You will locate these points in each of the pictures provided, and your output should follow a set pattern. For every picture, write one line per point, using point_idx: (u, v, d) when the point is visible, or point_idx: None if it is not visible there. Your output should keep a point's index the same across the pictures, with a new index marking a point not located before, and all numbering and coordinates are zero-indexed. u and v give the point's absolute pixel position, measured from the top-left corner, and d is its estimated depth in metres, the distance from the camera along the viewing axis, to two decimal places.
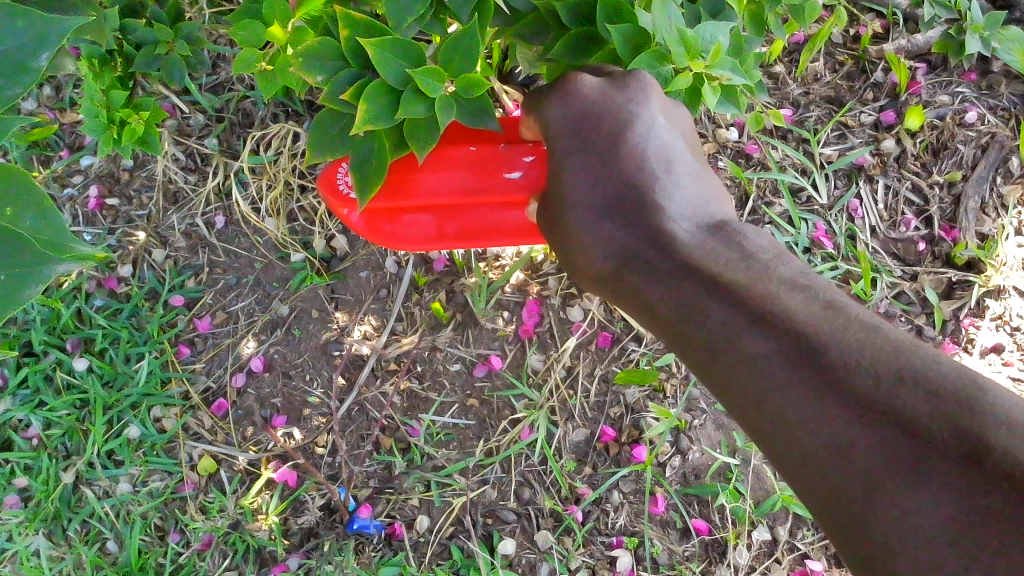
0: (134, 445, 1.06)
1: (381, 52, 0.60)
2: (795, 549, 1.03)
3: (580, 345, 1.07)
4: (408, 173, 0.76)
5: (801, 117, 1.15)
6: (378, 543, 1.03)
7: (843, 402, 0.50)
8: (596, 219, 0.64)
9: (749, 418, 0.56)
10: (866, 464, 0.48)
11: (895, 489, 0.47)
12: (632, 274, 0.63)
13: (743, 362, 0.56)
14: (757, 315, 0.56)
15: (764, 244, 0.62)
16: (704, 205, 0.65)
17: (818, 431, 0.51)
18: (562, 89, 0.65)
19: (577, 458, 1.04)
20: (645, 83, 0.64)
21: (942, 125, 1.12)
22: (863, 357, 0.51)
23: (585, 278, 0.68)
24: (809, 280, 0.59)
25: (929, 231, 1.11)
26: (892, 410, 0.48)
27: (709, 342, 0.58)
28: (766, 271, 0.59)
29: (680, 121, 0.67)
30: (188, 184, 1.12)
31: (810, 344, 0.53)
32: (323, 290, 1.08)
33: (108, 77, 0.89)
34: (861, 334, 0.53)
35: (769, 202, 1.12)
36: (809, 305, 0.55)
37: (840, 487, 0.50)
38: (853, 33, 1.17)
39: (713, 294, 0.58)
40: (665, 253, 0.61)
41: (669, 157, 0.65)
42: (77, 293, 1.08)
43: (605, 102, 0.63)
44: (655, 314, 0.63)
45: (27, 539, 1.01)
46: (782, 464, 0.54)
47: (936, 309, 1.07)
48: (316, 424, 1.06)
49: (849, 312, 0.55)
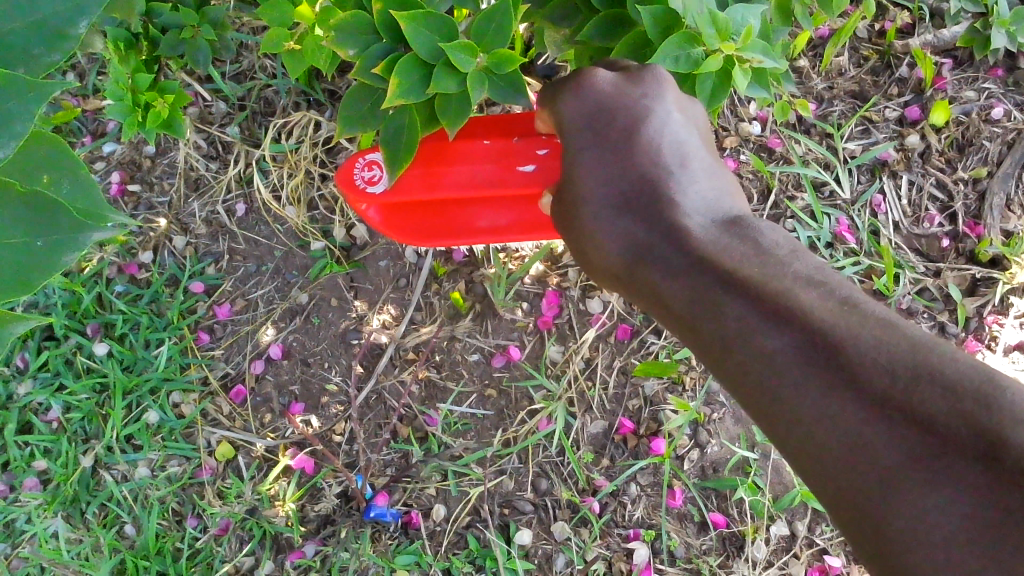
0: (153, 430, 1.06)
1: (415, 28, 0.60)
2: (814, 544, 1.02)
3: (599, 337, 1.07)
4: (423, 167, 0.75)
5: (824, 111, 1.14)
6: (395, 531, 1.03)
7: (859, 400, 0.49)
8: (610, 214, 0.63)
9: (765, 417, 0.55)
10: (885, 462, 0.48)
11: (910, 487, 0.46)
12: (646, 270, 0.62)
13: (759, 359, 0.55)
14: (772, 312, 0.55)
15: (780, 240, 0.61)
16: (719, 201, 0.64)
17: (835, 429, 0.50)
18: (576, 84, 0.65)
19: (595, 450, 1.04)
20: (658, 76, 0.65)
21: (967, 122, 1.11)
22: (880, 355, 0.50)
23: (599, 273, 0.67)
24: (825, 276, 0.58)
25: (954, 228, 1.10)
26: (908, 406, 0.48)
27: (724, 339, 0.57)
28: (781, 267, 0.58)
29: (695, 116, 0.67)
30: (210, 171, 1.13)
31: (826, 341, 0.52)
32: (343, 279, 1.08)
33: (134, 60, 0.89)
34: (877, 331, 0.52)
35: (791, 196, 1.11)
36: (823, 301, 0.55)
37: (857, 485, 0.49)
38: (879, 27, 1.16)
39: (729, 291, 0.57)
40: (678, 248, 0.60)
41: (683, 151, 0.64)
42: (97, 279, 1.09)
43: (620, 98, 0.64)
44: (668, 310, 0.61)
45: (46, 521, 1.02)
46: (799, 463, 0.53)
47: (959, 306, 1.06)
48: (334, 412, 1.06)
49: (864, 308, 0.54)
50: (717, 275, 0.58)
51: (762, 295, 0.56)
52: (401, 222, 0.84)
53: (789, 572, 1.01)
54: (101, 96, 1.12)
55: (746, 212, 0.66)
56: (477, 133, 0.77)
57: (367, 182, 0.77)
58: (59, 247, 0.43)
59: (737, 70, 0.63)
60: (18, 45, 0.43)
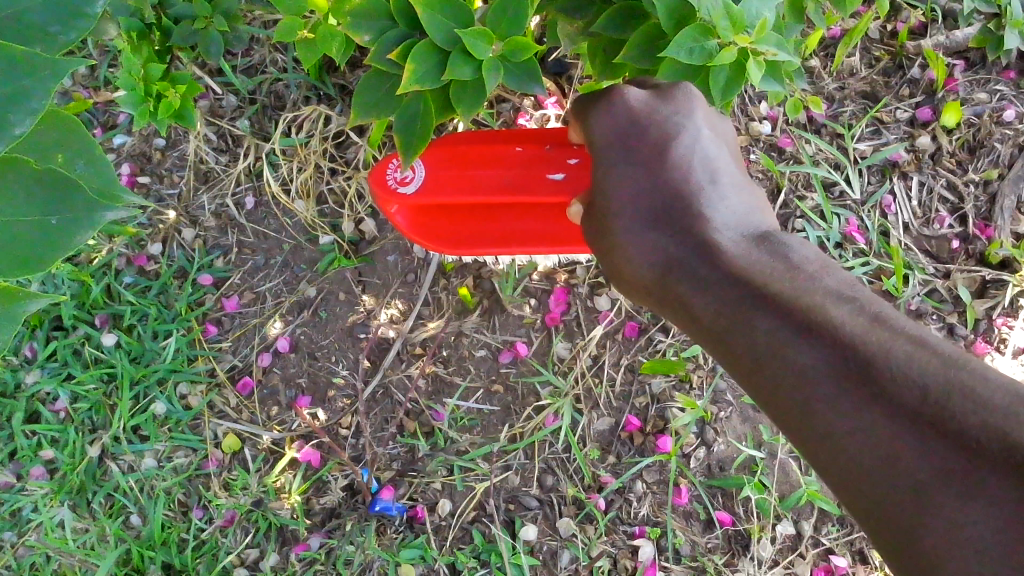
0: (160, 421, 1.06)
1: (429, 12, 0.60)
2: (820, 544, 1.02)
3: (607, 334, 1.07)
4: (454, 170, 0.77)
5: (835, 112, 1.14)
6: (400, 525, 1.02)
7: (893, 414, 0.49)
8: (642, 229, 0.65)
9: (794, 430, 0.55)
10: (916, 476, 0.47)
11: (941, 500, 0.46)
12: (677, 283, 0.64)
13: (789, 372, 0.55)
14: (803, 326, 0.56)
15: (809, 256, 0.63)
16: (748, 216, 0.66)
17: (866, 443, 0.50)
18: (607, 101, 0.67)
19: (601, 447, 1.04)
20: (688, 95, 0.68)
21: (979, 123, 1.11)
22: (911, 370, 0.50)
23: (629, 286, 0.68)
24: (854, 291, 0.59)
25: (964, 229, 1.10)
26: (942, 420, 0.47)
27: (754, 352, 0.58)
28: (812, 281, 0.60)
29: (723, 132, 0.71)
30: (220, 164, 1.13)
31: (858, 357, 0.52)
32: (351, 273, 1.09)
33: (146, 50, 0.89)
34: (909, 347, 0.52)
35: (801, 195, 1.11)
36: (854, 317, 0.56)
37: (890, 498, 0.48)
38: (891, 28, 1.15)
39: (759, 305, 0.58)
40: (710, 262, 0.62)
41: (713, 169, 0.67)
42: (106, 270, 1.09)
43: (652, 114, 0.66)
44: (699, 323, 0.63)
45: (53, 510, 1.02)
46: (824, 474, 0.53)
47: (968, 307, 1.06)
48: (340, 406, 1.06)
49: (895, 325, 0.55)
50: (749, 291, 0.60)
51: (792, 309, 0.57)
52: (429, 228, 0.85)
53: (795, 571, 1.01)
54: (112, 88, 1.13)
55: (774, 226, 0.68)
56: (509, 141, 0.78)
57: (398, 182, 0.78)
58: (73, 225, 0.44)
59: (750, 62, 0.61)
60: (39, 23, 0.45)
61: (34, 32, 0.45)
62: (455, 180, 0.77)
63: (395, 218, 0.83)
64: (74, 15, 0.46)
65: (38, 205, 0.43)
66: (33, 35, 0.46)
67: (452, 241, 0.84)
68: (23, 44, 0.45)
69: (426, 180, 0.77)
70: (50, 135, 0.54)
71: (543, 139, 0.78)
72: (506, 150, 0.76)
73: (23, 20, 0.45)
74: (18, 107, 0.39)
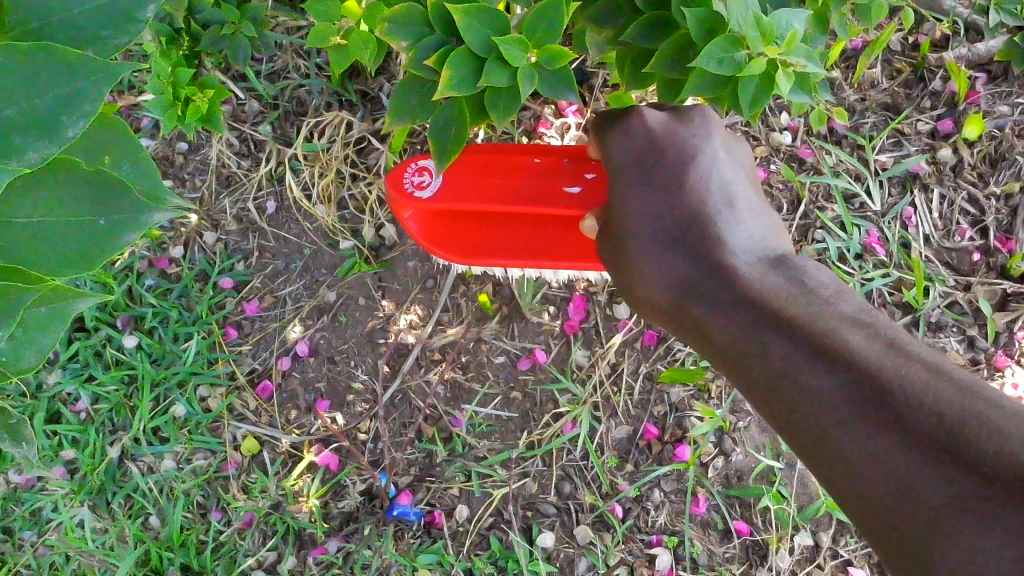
0: (180, 423, 1.06)
1: (466, 20, 0.61)
2: (838, 555, 1.02)
3: (626, 343, 1.06)
4: (470, 176, 0.78)
5: (856, 123, 1.14)
6: (418, 530, 1.03)
7: (907, 440, 0.49)
8: (658, 250, 0.65)
9: (809, 456, 0.55)
10: (932, 503, 0.47)
11: (957, 527, 0.45)
12: (692, 306, 0.64)
13: (805, 397, 0.55)
14: (818, 351, 0.56)
15: (826, 281, 0.63)
16: (765, 240, 0.66)
17: (881, 468, 0.50)
18: (627, 123, 0.69)
19: (619, 455, 1.05)
20: (705, 117, 0.70)
21: (1001, 136, 1.11)
22: (926, 396, 0.50)
23: (646, 309, 0.68)
24: (870, 317, 0.59)
25: (985, 242, 1.10)
26: (958, 448, 0.47)
27: (771, 377, 0.58)
28: (826, 306, 0.60)
29: (740, 156, 0.72)
30: (241, 169, 1.13)
31: (873, 382, 0.52)
32: (371, 278, 1.09)
33: (174, 55, 0.90)
34: (924, 372, 0.52)
35: (822, 207, 1.11)
36: (870, 343, 0.55)
37: (904, 524, 0.48)
38: (913, 40, 1.15)
39: (775, 329, 0.58)
40: (725, 285, 0.62)
41: (729, 192, 0.67)
42: (128, 272, 1.09)
43: (672, 137, 0.68)
44: (715, 346, 0.63)
45: (73, 510, 1.03)
46: (842, 500, 0.53)
47: (989, 320, 1.06)
48: (359, 411, 1.07)
49: (911, 351, 0.54)
50: (765, 315, 0.59)
51: (808, 335, 0.57)
52: (440, 236, 0.84)
53: None
54: (136, 91, 1.12)
55: (790, 250, 0.68)
56: (529, 152, 0.79)
57: (416, 186, 0.80)
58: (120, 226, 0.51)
59: (780, 73, 0.61)
60: (91, 27, 0.47)
61: (85, 37, 0.48)
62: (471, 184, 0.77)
63: (407, 223, 0.83)
64: (123, 18, 0.48)
65: (91, 207, 0.50)
66: (83, 38, 0.48)
67: (462, 249, 0.83)
68: (74, 47, 0.47)
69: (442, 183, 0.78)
70: (97, 137, 0.56)
71: (563, 154, 0.79)
72: (525, 160, 0.78)
73: (75, 23, 0.47)
74: (72, 108, 0.41)
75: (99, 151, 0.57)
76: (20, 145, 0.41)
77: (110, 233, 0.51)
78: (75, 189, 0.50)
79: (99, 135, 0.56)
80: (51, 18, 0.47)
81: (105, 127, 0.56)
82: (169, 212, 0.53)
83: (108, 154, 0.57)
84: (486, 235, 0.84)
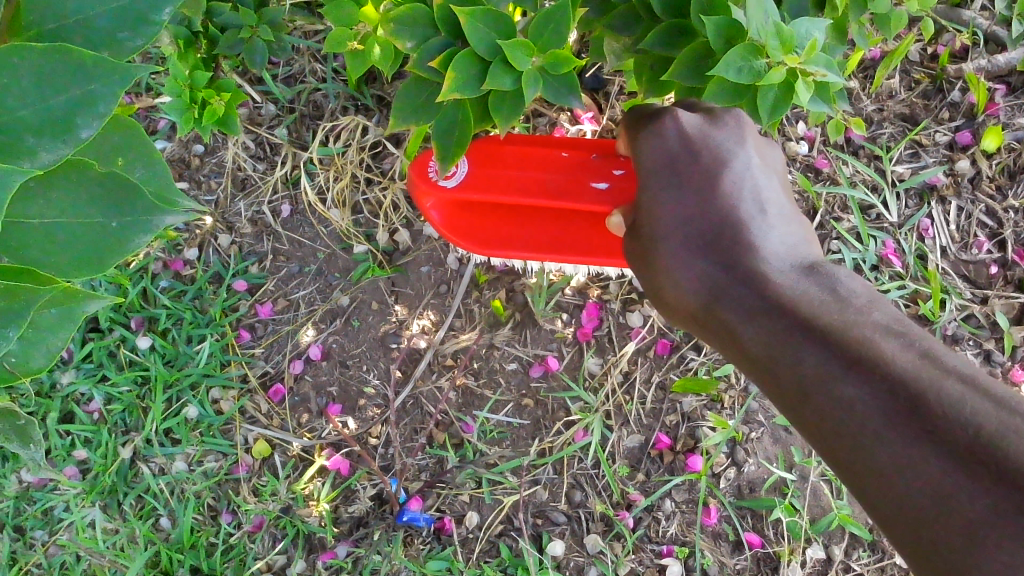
0: (191, 425, 1.07)
1: (473, 25, 0.60)
2: (849, 569, 1.01)
3: (638, 351, 1.06)
4: (496, 169, 0.78)
5: (873, 134, 1.13)
6: (427, 536, 1.03)
7: (943, 454, 0.48)
8: (689, 255, 0.64)
9: (839, 463, 0.54)
10: (968, 515, 0.46)
11: (996, 540, 0.45)
12: (723, 311, 0.63)
13: (838, 405, 0.54)
14: (852, 360, 0.55)
15: (857, 289, 0.63)
16: (796, 247, 0.66)
17: (916, 479, 0.49)
18: (660, 123, 0.67)
19: (631, 464, 1.04)
20: (739, 119, 0.69)
21: (1021, 149, 1.10)
22: (962, 408, 0.50)
23: (674, 313, 0.68)
24: (904, 327, 0.58)
25: (1003, 254, 1.09)
26: (996, 460, 0.47)
27: (802, 383, 0.57)
28: (860, 315, 0.59)
29: (772, 160, 0.71)
30: (257, 172, 1.13)
31: (907, 392, 0.52)
32: (385, 283, 1.09)
33: (192, 58, 0.89)
34: (960, 384, 0.51)
35: (837, 217, 1.11)
36: (904, 352, 0.55)
37: (937, 536, 0.47)
38: (932, 51, 1.14)
39: (809, 336, 0.58)
40: (758, 291, 0.62)
41: (761, 198, 0.67)
42: (143, 273, 1.09)
43: (706, 138, 0.67)
44: (744, 352, 0.62)
45: (84, 510, 1.04)
46: (871, 508, 0.53)
47: (1006, 334, 1.05)
48: (370, 415, 1.07)
49: (945, 361, 0.54)
50: (798, 323, 0.59)
51: (842, 343, 0.56)
52: (462, 226, 0.84)
53: None
54: (153, 94, 1.12)
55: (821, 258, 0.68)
56: (555, 145, 0.79)
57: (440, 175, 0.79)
58: (130, 229, 0.51)
59: (799, 82, 0.61)
60: (109, 29, 0.48)
61: (102, 40, 0.48)
62: (497, 181, 0.77)
63: (430, 213, 0.83)
64: (137, 17, 0.47)
65: (104, 208, 0.50)
66: (99, 39, 0.48)
67: (485, 240, 0.83)
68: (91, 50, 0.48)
69: (467, 175, 0.78)
70: (110, 139, 0.56)
71: (589, 147, 0.79)
72: (552, 153, 0.77)
73: (91, 24, 0.47)
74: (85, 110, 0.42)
75: (111, 154, 0.57)
76: (32, 148, 0.42)
77: (121, 234, 0.51)
78: (88, 190, 0.50)
79: (110, 139, 0.56)
80: (65, 18, 0.48)
81: (118, 129, 0.56)
82: (182, 213, 0.54)
83: (119, 156, 0.57)
84: (509, 227, 0.83)
